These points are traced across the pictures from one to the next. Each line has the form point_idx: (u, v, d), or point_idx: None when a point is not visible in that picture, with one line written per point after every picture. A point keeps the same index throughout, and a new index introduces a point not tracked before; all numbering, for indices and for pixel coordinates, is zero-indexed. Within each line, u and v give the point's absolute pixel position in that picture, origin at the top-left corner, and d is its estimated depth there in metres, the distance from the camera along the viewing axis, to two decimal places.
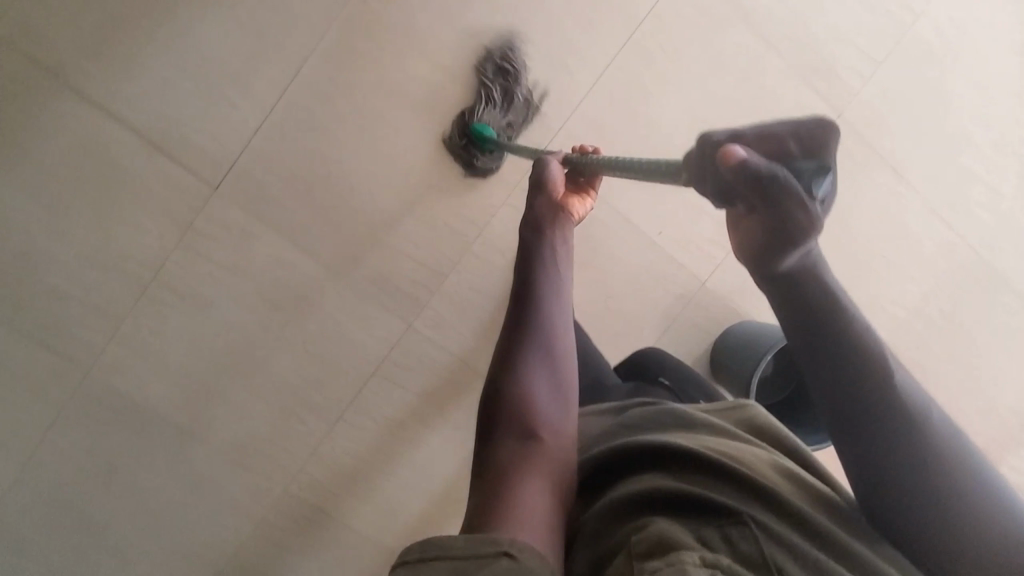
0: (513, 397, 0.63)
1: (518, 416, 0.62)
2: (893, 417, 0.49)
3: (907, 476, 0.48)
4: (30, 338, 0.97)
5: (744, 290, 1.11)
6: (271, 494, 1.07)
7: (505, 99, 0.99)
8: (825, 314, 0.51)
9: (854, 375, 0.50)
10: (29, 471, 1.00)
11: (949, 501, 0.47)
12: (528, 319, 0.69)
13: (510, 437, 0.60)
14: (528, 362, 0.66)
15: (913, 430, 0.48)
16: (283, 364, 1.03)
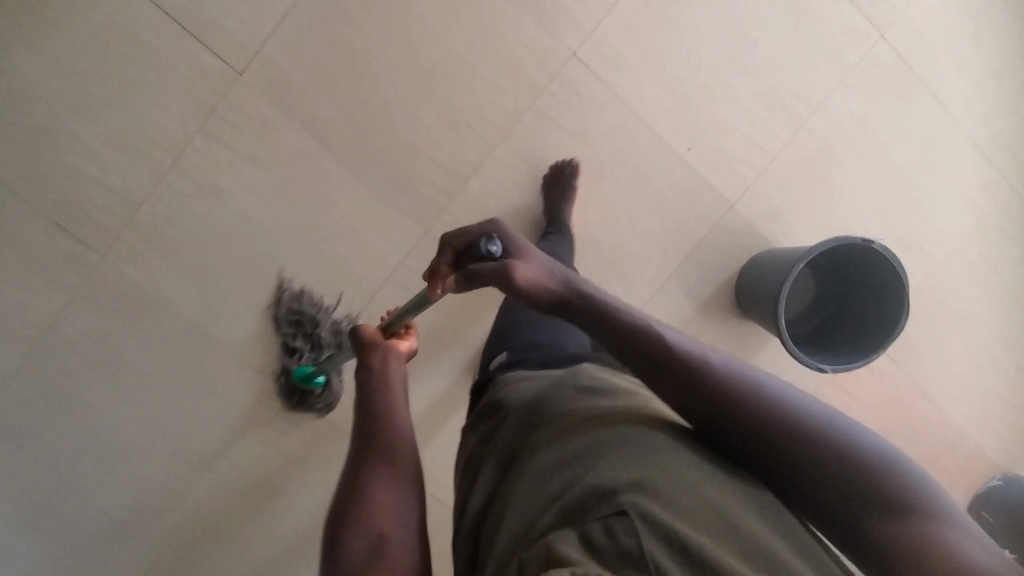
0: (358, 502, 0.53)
1: (367, 516, 0.52)
2: (755, 416, 0.49)
3: (803, 461, 0.46)
4: (47, 217, 0.97)
5: (775, 216, 1.06)
6: (277, 399, 1.05)
7: (311, 336, 1.03)
8: (659, 351, 0.53)
9: (695, 381, 0.51)
10: (35, 357, 0.99)
11: (842, 472, 0.45)
12: (371, 416, 0.59)
13: (359, 539, 0.51)
14: (372, 467, 0.56)
15: (776, 421, 0.48)
16: (296, 263, 1.01)
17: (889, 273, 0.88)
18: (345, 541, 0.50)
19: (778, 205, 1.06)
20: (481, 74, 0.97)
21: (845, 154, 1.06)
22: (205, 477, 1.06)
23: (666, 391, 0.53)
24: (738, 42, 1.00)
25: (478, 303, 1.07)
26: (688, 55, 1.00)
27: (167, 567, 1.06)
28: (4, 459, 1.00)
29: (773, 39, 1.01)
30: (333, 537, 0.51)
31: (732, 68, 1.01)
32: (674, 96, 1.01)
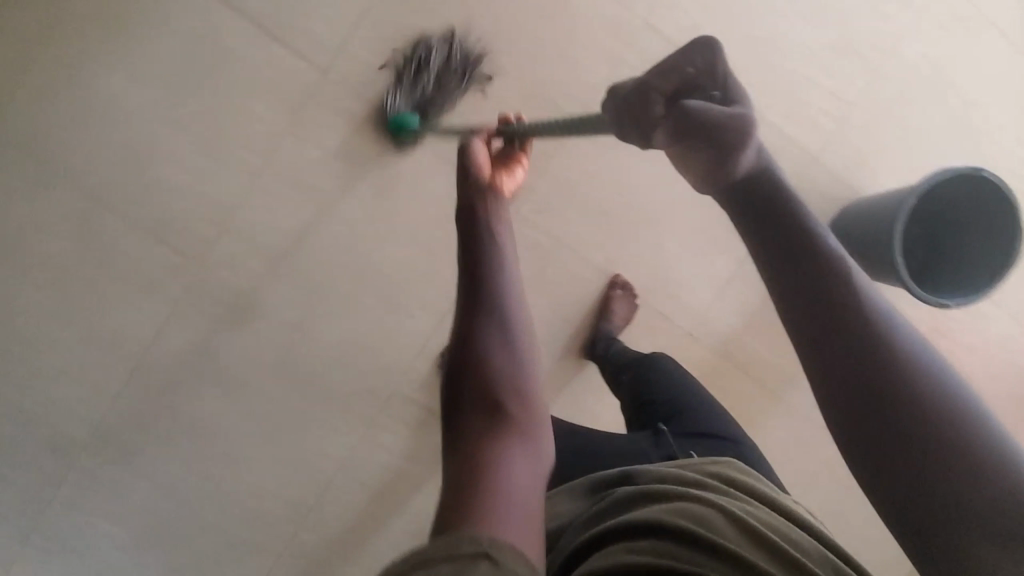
0: (479, 373, 0.54)
1: (487, 386, 0.54)
2: (867, 355, 0.39)
3: (897, 411, 0.37)
4: (146, 231, 0.99)
5: (859, 164, 1.06)
6: (382, 393, 1.07)
7: (415, 87, 0.98)
8: (779, 208, 0.43)
9: (824, 284, 0.40)
10: (147, 366, 1.03)
11: (945, 439, 0.36)
12: (479, 295, 0.58)
13: (475, 417, 0.52)
14: (487, 334, 0.56)
15: (887, 361, 0.38)
16: (390, 254, 1.03)
17: (993, 198, 0.89)
18: (466, 411, 0.53)
19: (860, 151, 1.06)
20: (557, 51, 0.99)
21: (921, 96, 1.06)
22: (317, 477, 1.08)
23: (801, 262, 0.41)
24: None
25: (574, 280, 1.05)
26: (757, 12, 1.01)
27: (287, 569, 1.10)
28: (127, 475, 1.06)
29: None
30: (452, 414, 0.53)
31: (801, 20, 1.02)
32: (747, 54, 1.02)
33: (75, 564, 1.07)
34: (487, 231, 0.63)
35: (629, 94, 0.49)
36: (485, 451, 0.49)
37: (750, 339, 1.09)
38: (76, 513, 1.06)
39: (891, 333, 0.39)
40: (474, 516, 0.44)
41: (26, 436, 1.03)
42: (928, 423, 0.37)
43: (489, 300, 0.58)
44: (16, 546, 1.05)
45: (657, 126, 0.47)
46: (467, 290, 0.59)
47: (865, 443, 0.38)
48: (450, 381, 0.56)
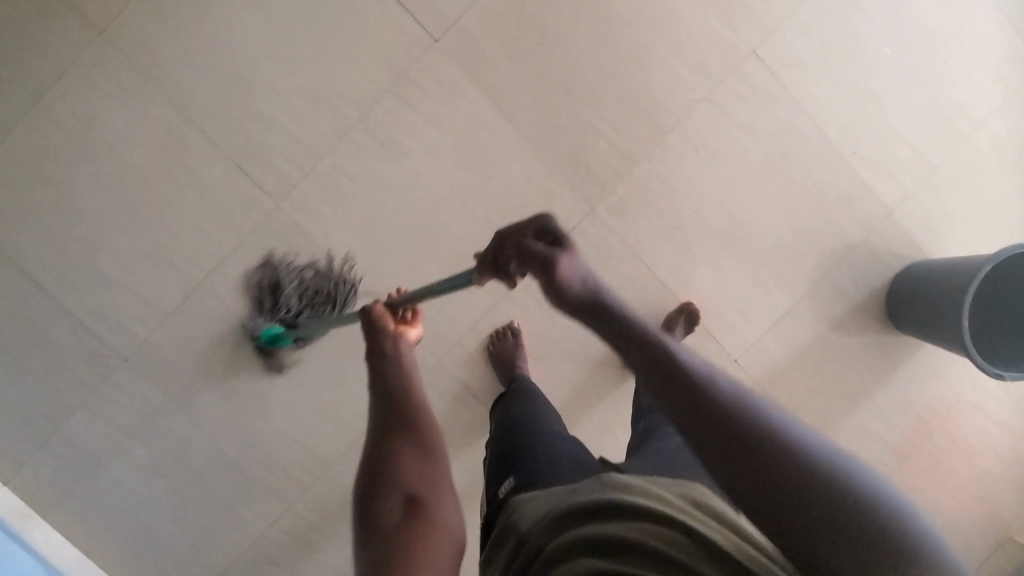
0: (390, 474, 0.60)
1: (401, 479, 0.60)
2: (754, 450, 0.40)
3: (780, 485, 0.39)
4: (230, 160, 1.00)
5: (932, 228, 1.07)
6: (424, 363, 1.05)
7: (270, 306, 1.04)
8: (624, 325, 0.49)
9: (687, 384, 0.44)
10: (202, 293, 1.03)
11: (844, 511, 0.37)
12: (385, 405, 0.65)
13: (393, 506, 0.58)
14: (396, 437, 0.63)
15: (765, 436, 0.40)
16: (463, 227, 1.03)
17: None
18: (381, 507, 0.58)
19: (935, 213, 1.07)
20: (661, 62, 1.01)
21: (1005, 171, 1.07)
22: (345, 434, 1.08)
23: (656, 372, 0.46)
24: (908, 53, 1.04)
25: (635, 286, 1.06)
26: (859, 61, 1.03)
27: (297, 521, 1.09)
28: (158, 399, 1.05)
29: (942, 52, 1.04)
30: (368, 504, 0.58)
31: (901, 77, 1.04)
32: (842, 100, 1.04)
33: (91, 477, 1.06)
34: (394, 354, 0.69)
35: (507, 229, 0.61)
36: (399, 537, 0.55)
37: (797, 379, 1.09)
38: (98, 425, 1.05)
39: (758, 411, 0.41)
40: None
41: (71, 341, 1.03)
42: (818, 490, 0.38)
43: (400, 408, 0.65)
44: (38, 447, 1.05)
45: (520, 253, 0.58)
46: (380, 401, 0.66)
47: (761, 521, 0.39)
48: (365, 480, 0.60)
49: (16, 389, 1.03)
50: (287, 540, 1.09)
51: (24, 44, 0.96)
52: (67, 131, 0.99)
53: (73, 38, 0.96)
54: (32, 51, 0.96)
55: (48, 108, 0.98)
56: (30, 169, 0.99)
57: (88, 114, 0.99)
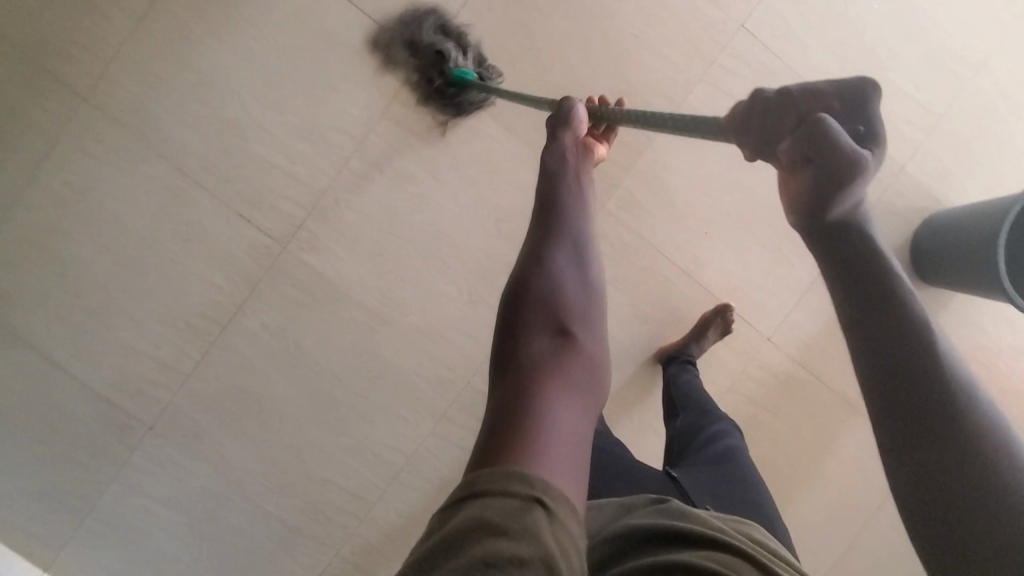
0: (546, 298, 0.51)
1: (555, 309, 0.51)
2: (914, 375, 0.40)
3: (929, 420, 0.39)
4: (231, 209, 0.98)
5: (945, 178, 1.06)
6: (454, 385, 1.04)
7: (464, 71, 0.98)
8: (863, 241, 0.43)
9: (890, 308, 0.41)
10: (219, 346, 1.00)
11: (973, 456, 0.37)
12: (554, 224, 0.56)
13: (542, 338, 0.49)
14: (557, 255, 0.54)
15: (941, 389, 0.39)
16: (474, 243, 1.01)
17: None
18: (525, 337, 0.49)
19: (948, 162, 1.05)
20: (652, 50, 1.00)
21: (1012, 111, 1.05)
22: (382, 471, 1.05)
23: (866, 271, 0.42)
24: (898, 5, 1.02)
25: (656, 278, 1.04)
26: (851, 21, 1.02)
27: (344, 566, 1.06)
28: (187, 461, 1.02)
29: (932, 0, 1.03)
30: (513, 331, 0.50)
31: (893, 30, 1.03)
32: (837, 61, 1.03)
33: (128, 550, 1.03)
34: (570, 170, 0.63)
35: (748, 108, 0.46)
36: (542, 371, 0.47)
37: (832, 348, 1.07)
38: (130, 495, 1.02)
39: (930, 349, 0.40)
40: (519, 450, 0.41)
41: (93, 414, 1.01)
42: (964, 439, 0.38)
43: (569, 227, 0.56)
44: (74, 526, 1.03)
45: (774, 151, 0.44)
46: (545, 209, 0.58)
47: (920, 467, 0.38)
48: (513, 299, 0.52)
49: (46, 470, 1.01)
50: None
51: (11, 120, 0.95)
52: (63, 200, 0.98)
53: (60, 108, 0.95)
54: (19, 126, 0.95)
55: (43, 182, 0.97)
56: (35, 246, 0.98)
57: (84, 182, 0.97)
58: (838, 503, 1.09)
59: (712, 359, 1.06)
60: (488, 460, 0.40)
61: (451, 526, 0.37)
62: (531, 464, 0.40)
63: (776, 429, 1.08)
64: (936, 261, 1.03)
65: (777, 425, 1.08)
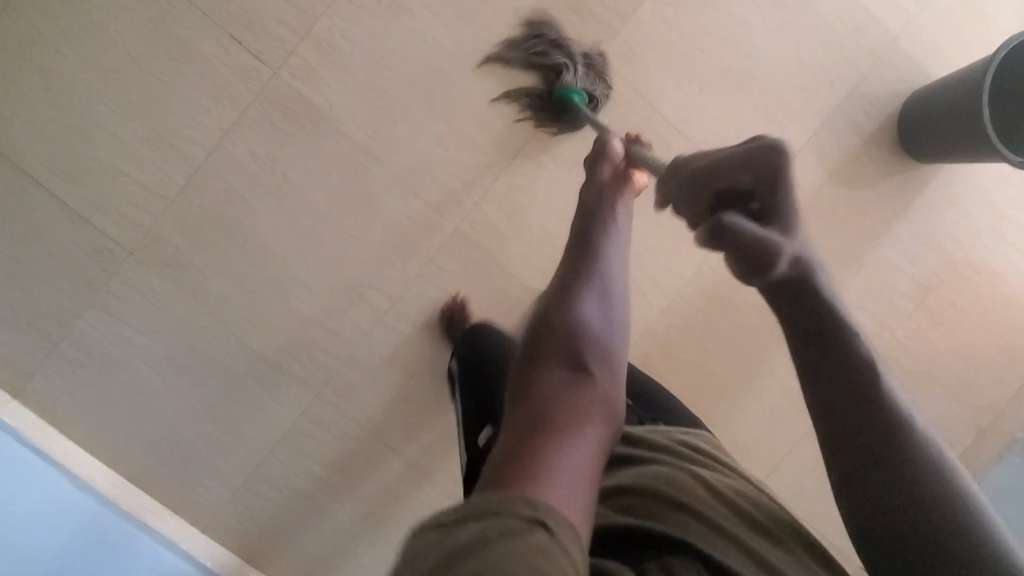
0: (568, 332, 0.55)
1: (574, 348, 0.54)
2: (877, 417, 0.48)
3: (887, 461, 0.47)
4: (223, 31, 0.96)
5: (936, 53, 1.08)
6: (443, 230, 1.03)
7: (590, 75, 0.99)
8: (815, 292, 0.50)
9: (850, 374, 0.49)
10: (207, 173, 0.98)
11: (931, 500, 0.46)
12: (587, 271, 0.60)
13: (557, 374, 0.52)
14: (587, 301, 0.58)
15: (905, 447, 0.47)
16: (470, 84, 1.00)
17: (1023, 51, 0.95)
18: (545, 363, 0.53)
19: (937, 37, 1.07)
20: None
21: None
22: (368, 314, 1.04)
23: (817, 332, 0.50)
24: None
25: (647, 133, 1.04)
26: None
27: (325, 409, 1.05)
28: (169, 290, 1.00)
29: None
30: (531, 370, 0.53)
31: None
32: None
33: (105, 380, 1.01)
34: (602, 200, 0.70)
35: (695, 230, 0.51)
36: (560, 400, 0.50)
37: (817, 216, 1.09)
38: (107, 324, 1.00)
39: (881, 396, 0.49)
40: (526, 477, 0.43)
41: (73, 235, 0.98)
42: (915, 491, 0.46)
43: (596, 253, 0.62)
44: (47, 353, 1.00)
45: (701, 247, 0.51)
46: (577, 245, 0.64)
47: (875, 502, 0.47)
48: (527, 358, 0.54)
49: (18, 291, 0.98)
50: (321, 433, 1.05)
51: None
52: (48, 7, 0.94)
53: None
54: None
55: None
56: (17, 58, 0.95)
57: None
58: None
59: None
60: (510, 468, 0.44)
61: (453, 537, 0.38)
62: (536, 493, 0.41)
63: (762, 295, 1.08)
64: (920, 129, 1.05)
65: (763, 290, 1.08)
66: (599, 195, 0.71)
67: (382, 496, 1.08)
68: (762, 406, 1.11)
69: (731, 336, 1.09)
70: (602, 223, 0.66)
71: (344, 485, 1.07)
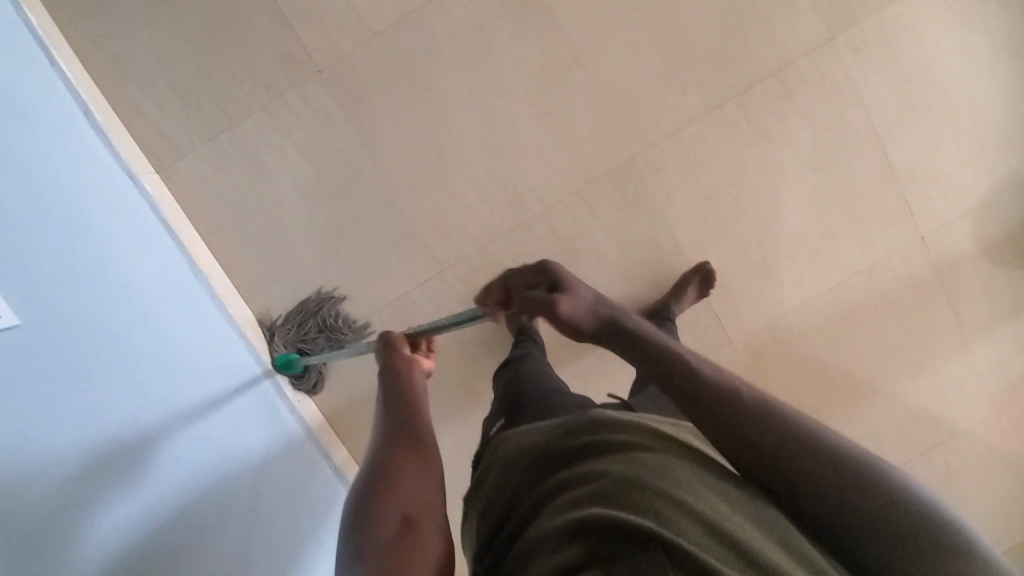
0: (383, 501, 0.55)
1: (393, 495, 0.55)
2: (818, 472, 0.46)
3: (848, 508, 0.45)
4: None
5: None
6: (616, 157, 1.01)
7: (303, 333, 1.04)
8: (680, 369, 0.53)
9: (765, 438, 0.48)
10: (414, 19, 0.95)
11: (912, 534, 0.43)
12: (394, 430, 0.63)
13: (383, 524, 0.52)
14: (395, 456, 0.60)
15: (860, 492, 0.45)
16: (696, 21, 0.96)
17: None
18: (375, 518, 0.53)
19: None
20: None
21: None
22: (515, 213, 1.02)
23: (720, 427, 0.50)
24: None
25: (847, 133, 1.01)
26: None
27: (442, 289, 1.05)
28: (339, 120, 0.98)
29: None
30: (358, 524, 0.53)
31: None
32: None
33: (250, 188, 1.01)
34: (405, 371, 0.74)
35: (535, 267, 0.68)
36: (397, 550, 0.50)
37: (969, 271, 1.08)
38: (270, 135, 0.99)
39: (807, 441, 0.47)
40: None
41: (266, 35, 0.95)
42: (886, 530, 0.44)
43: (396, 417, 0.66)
44: (206, 142, 0.99)
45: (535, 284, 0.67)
46: (384, 411, 0.68)
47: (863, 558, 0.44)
48: (353, 514, 0.54)
49: (196, 72, 0.96)
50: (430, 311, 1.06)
51: None
52: None
53: None
54: None
55: None
56: None
57: None
58: (905, 419, 1.13)
59: (859, 238, 1.05)
60: None
61: None
62: None
63: (885, 327, 1.09)
64: None
65: (887, 325, 1.09)
66: (399, 361, 0.75)
67: (463, 389, 1.11)
68: (847, 433, 1.12)
69: (838, 356, 1.10)
70: (402, 392, 0.70)
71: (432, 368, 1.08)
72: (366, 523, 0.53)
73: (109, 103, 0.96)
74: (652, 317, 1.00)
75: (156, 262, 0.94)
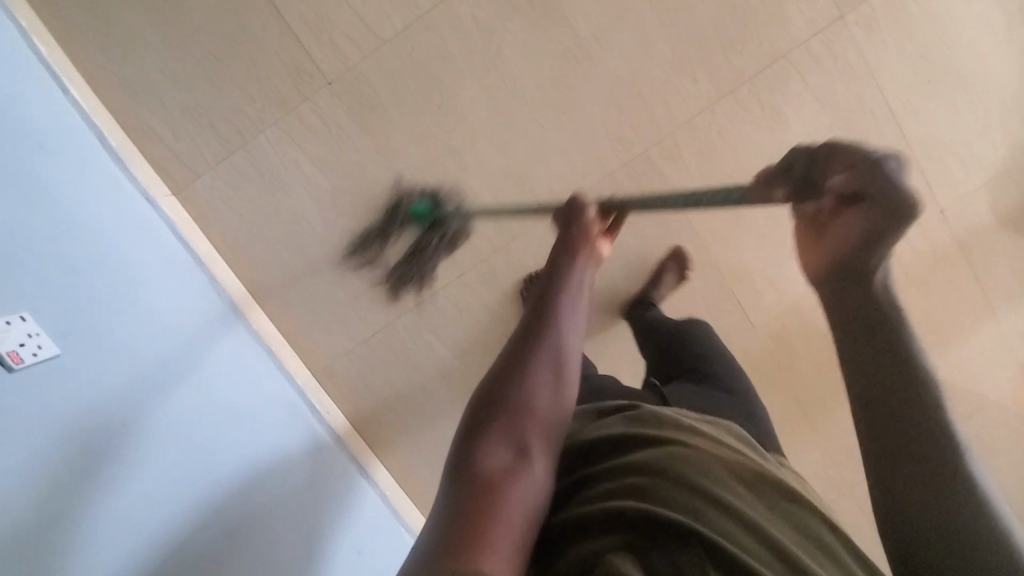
0: (509, 415, 0.50)
1: (518, 413, 0.51)
2: (909, 418, 0.46)
3: (908, 461, 0.46)
4: None
5: None
6: (630, 150, 1.01)
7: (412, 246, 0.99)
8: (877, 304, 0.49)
9: (890, 370, 0.48)
10: (420, 25, 0.95)
11: (951, 506, 0.44)
12: (541, 331, 0.56)
13: (499, 444, 0.49)
14: (536, 365, 0.54)
15: (929, 448, 0.45)
16: (703, 8, 0.95)
17: None
18: (488, 440, 0.49)
19: None
20: None
21: None
22: (533, 212, 1.02)
23: (871, 344, 0.49)
24: None
25: (862, 111, 1.00)
26: None
27: (464, 291, 1.05)
28: (353, 131, 0.98)
29: None
30: (473, 433, 0.49)
31: None
32: None
33: (267, 204, 1.01)
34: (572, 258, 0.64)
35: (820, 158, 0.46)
36: (495, 481, 0.46)
37: (992, 242, 1.07)
38: (283, 150, 0.99)
39: (927, 391, 0.47)
40: (461, 551, 0.40)
41: (273, 51, 0.95)
42: (930, 489, 0.44)
43: (552, 316, 0.57)
44: (220, 160, 0.99)
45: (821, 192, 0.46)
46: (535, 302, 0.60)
47: (898, 511, 0.45)
48: (469, 419, 0.51)
49: (205, 92, 0.96)
50: (454, 314, 1.06)
51: None
52: None
53: None
54: None
55: None
56: None
57: None
58: None
59: None
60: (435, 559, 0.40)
61: None
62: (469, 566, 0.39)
63: (909, 303, 1.09)
64: None
65: (910, 302, 1.09)
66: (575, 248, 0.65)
67: None
68: None
69: None
70: (563, 285, 0.60)
71: (460, 371, 1.09)
72: (480, 435, 0.49)
73: (123, 130, 0.97)
74: (636, 306, 1.04)
75: (180, 284, 0.96)
